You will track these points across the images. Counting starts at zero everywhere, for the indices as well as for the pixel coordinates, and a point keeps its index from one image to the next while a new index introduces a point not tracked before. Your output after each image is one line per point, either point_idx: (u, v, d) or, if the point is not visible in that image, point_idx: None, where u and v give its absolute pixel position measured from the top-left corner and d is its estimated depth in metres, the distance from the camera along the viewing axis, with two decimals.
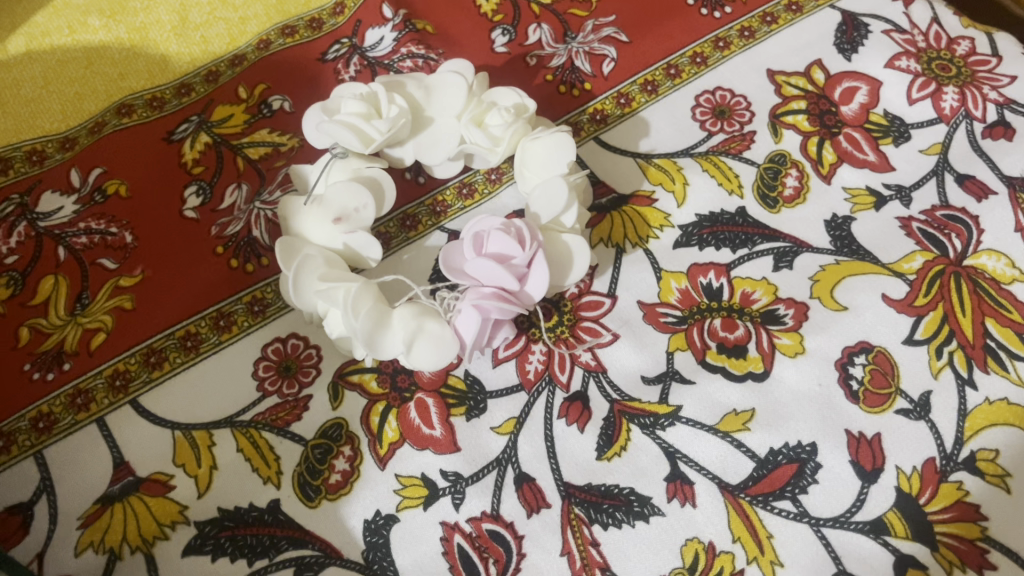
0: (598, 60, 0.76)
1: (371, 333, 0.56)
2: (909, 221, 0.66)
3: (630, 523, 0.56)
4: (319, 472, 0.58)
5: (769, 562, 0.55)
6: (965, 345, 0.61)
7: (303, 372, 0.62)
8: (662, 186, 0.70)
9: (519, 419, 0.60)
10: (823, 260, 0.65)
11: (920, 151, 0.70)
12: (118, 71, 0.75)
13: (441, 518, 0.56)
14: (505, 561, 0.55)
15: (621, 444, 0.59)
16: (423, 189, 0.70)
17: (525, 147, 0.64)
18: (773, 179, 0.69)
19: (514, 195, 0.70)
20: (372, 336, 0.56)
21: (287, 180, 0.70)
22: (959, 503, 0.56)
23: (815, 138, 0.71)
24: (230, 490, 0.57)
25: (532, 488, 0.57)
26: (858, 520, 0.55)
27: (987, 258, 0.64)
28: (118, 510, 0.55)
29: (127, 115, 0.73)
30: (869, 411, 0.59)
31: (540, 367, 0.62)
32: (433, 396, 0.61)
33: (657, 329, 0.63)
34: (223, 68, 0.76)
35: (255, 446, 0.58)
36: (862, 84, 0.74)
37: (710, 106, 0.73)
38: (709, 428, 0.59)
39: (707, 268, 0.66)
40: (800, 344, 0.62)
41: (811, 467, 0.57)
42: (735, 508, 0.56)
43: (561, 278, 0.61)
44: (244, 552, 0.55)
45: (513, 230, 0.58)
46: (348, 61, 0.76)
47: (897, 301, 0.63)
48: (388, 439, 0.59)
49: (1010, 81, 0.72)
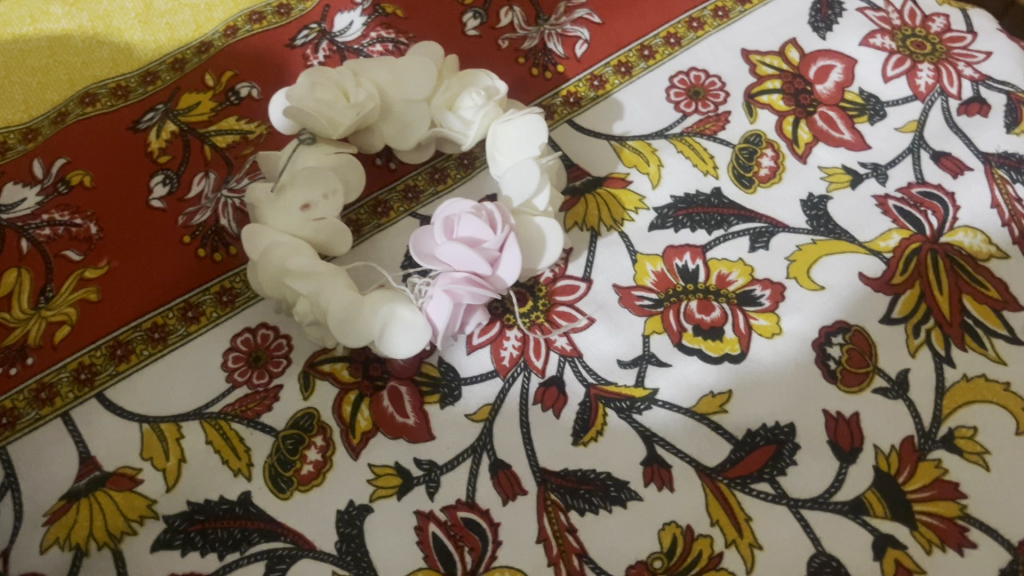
0: (570, 42, 0.75)
1: (340, 319, 0.55)
2: (885, 199, 0.66)
3: (607, 508, 0.55)
4: (291, 464, 0.57)
5: (748, 545, 0.54)
6: (942, 322, 0.60)
7: (273, 362, 0.60)
8: (637, 168, 0.69)
9: (495, 405, 0.59)
10: (799, 240, 0.64)
11: (896, 129, 0.69)
12: (81, 59, 0.73)
13: (415, 507, 0.56)
14: (480, 549, 0.54)
15: (597, 429, 0.58)
16: (394, 175, 0.69)
17: (496, 130, 0.63)
18: (748, 160, 0.69)
19: (487, 180, 0.69)
20: (342, 324, 0.55)
21: (255, 168, 0.68)
22: (937, 482, 0.55)
23: (790, 118, 0.71)
24: (199, 483, 0.56)
25: (507, 475, 0.56)
26: (837, 501, 0.55)
27: (964, 235, 0.63)
28: (84, 506, 0.54)
29: (91, 104, 0.71)
30: (847, 390, 0.58)
31: (515, 353, 0.61)
32: (406, 384, 0.60)
33: (632, 312, 0.62)
34: (189, 56, 0.74)
35: (225, 438, 0.57)
36: (837, 62, 0.73)
37: (684, 87, 0.72)
38: (686, 411, 0.58)
39: (682, 250, 0.65)
40: (776, 324, 0.61)
41: (789, 448, 0.57)
42: (712, 490, 0.56)
43: (534, 261, 0.60)
44: (214, 546, 0.54)
45: (484, 214, 0.57)
46: (317, 46, 0.75)
47: (874, 280, 0.62)
48: (361, 428, 0.58)
49: (985, 57, 0.72)
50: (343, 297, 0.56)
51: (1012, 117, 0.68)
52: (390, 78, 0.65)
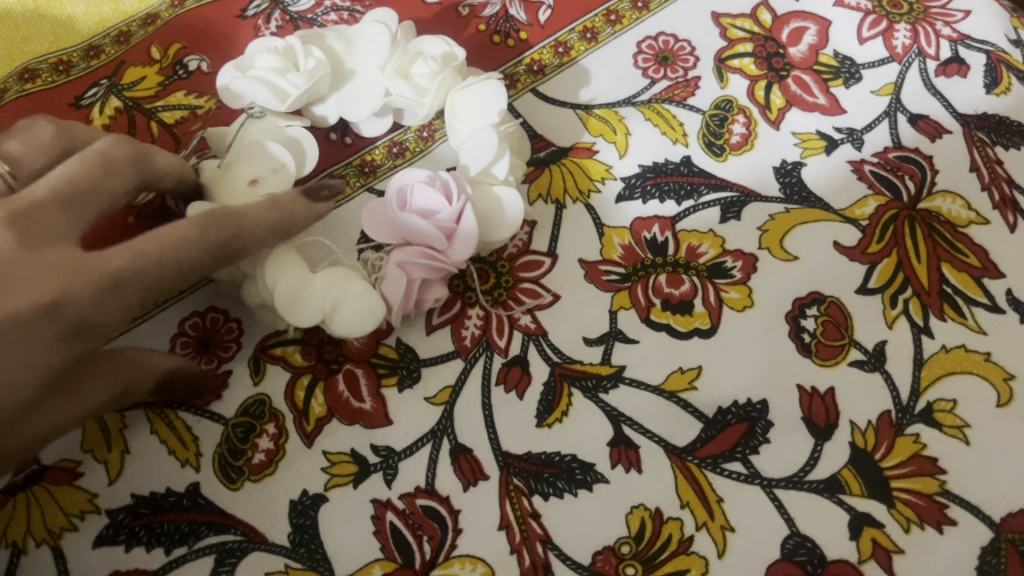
0: (533, 8, 0.71)
1: (287, 298, 0.53)
2: (861, 164, 0.63)
3: (572, 492, 0.53)
4: (241, 453, 0.54)
5: (720, 528, 0.52)
6: (920, 292, 0.58)
7: (222, 348, 0.58)
8: (603, 137, 0.66)
9: (455, 387, 0.57)
10: (772, 209, 0.62)
11: (872, 93, 0.66)
12: (20, 34, 0.69)
13: (372, 496, 0.53)
14: (440, 539, 0.52)
15: (562, 409, 0.55)
16: (349, 149, 0.65)
17: (453, 98, 0.60)
18: (719, 127, 0.66)
19: (448, 152, 0.66)
20: (289, 303, 0.53)
21: (203, 145, 0.65)
22: (916, 457, 0.53)
23: (762, 83, 0.68)
24: (145, 475, 0.53)
25: (469, 460, 0.54)
26: (812, 480, 0.53)
27: (942, 201, 0.61)
28: (22, 502, 0.52)
29: (31, 80, 0.67)
30: (822, 364, 0.56)
31: (476, 332, 0.59)
32: (363, 367, 0.57)
33: (599, 287, 0.60)
34: (135, 28, 0.71)
35: (171, 427, 0.55)
36: (810, 25, 0.70)
37: (652, 52, 0.70)
38: (654, 389, 0.56)
39: (651, 222, 0.62)
40: (748, 297, 0.58)
41: (762, 426, 0.54)
42: (682, 471, 0.53)
43: (493, 234, 0.57)
44: (160, 541, 0.51)
45: (438, 184, 0.55)
46: (269, 17, 0.72)
47: (850, 249, 0.60)
48: (315, 415, 0.56)
49: (964, 16, 0.69)
50: (292, 273, 0.53)
51: (991, 77, 0.66)
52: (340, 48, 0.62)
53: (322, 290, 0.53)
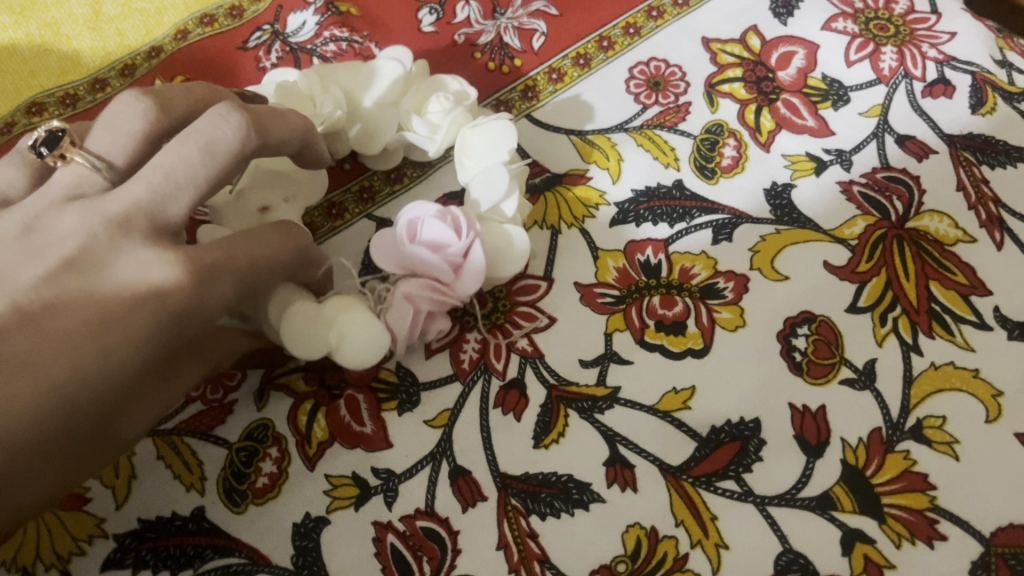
0: (527, 35, 0.73)
1: (300, 329, 0.51)
2: (850, 185, 0.64)
3: (569, 511, 0.54)
4: (245, 477, 0.55)
5: (715, 545, 0.53)
6: (909, 310, 0.59)
7: (227, 375, 0.59)
8: (596, 163, 0.67)
9: (454, 410, 0.58)
10: (763, 230, 0.63)
11: (861, 114, 0.68)
12: (28, 68, 0.71)
13: (373, 518, 0.54)
14: (439, 559, 0.53)
15: (559, 431, 0.57)
16: (348, 176, 0.67)
17: (464, 134, 0.61)
18: (710, 150, 0.67)
19: (444, 179, 0.68)
20: (299, 336, 0.51)
21: None
22: (907, 474, 0.54)
23: (752, 106, 0.69)
24: (151, 500, 0.54)
25: (467, 482, 0.55)
26: (804, 497, 0.54)
27: (930, 220, 0.62)
28: (31, 527, 0.53)
29: (38, 114, 0.69)
30: (813, 383, 0.57)
31: (475, 356, 0.60)
32: (363, 391, 0.58)
33: (594, 310, 0.61)
34: (139, 62, 0.72)
35: (177, 451, 0.56)
36: (799, 48, 0.71)
37: (644, 78, 0.71)
38: (648, 409, 0.57)
39: (644, 244, 0.63)
40: (740, 317, 0.60)
41: (754, 444, 0.55)
42: (677, 490, 0.54)
43: (498, 269, 0.59)
44: (167, 564, 0.52)
45: (449, 219, 0.55)
46: (270, 48, 0.73)
47: (840, 269, 0.61)
48: (317, 439, 0.57)
49: (949, 37, 0.70)
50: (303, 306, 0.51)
51: (976, 98, 0.67)
52: (358, 83, 0.63)
53: (329, 320, 0.52)
